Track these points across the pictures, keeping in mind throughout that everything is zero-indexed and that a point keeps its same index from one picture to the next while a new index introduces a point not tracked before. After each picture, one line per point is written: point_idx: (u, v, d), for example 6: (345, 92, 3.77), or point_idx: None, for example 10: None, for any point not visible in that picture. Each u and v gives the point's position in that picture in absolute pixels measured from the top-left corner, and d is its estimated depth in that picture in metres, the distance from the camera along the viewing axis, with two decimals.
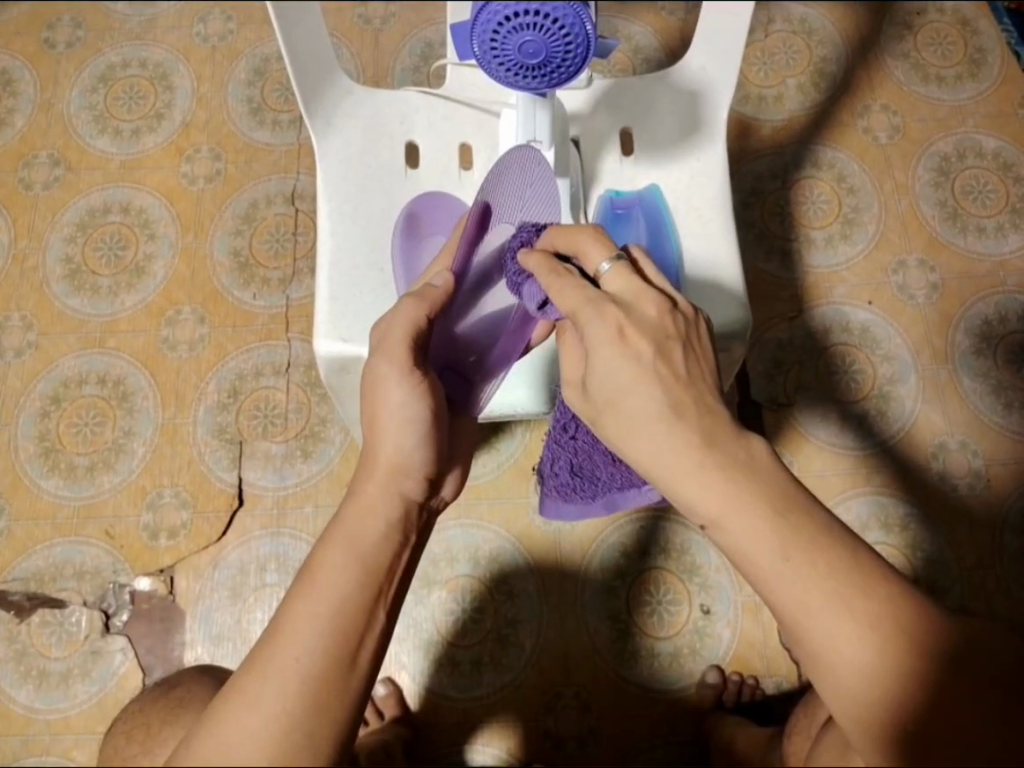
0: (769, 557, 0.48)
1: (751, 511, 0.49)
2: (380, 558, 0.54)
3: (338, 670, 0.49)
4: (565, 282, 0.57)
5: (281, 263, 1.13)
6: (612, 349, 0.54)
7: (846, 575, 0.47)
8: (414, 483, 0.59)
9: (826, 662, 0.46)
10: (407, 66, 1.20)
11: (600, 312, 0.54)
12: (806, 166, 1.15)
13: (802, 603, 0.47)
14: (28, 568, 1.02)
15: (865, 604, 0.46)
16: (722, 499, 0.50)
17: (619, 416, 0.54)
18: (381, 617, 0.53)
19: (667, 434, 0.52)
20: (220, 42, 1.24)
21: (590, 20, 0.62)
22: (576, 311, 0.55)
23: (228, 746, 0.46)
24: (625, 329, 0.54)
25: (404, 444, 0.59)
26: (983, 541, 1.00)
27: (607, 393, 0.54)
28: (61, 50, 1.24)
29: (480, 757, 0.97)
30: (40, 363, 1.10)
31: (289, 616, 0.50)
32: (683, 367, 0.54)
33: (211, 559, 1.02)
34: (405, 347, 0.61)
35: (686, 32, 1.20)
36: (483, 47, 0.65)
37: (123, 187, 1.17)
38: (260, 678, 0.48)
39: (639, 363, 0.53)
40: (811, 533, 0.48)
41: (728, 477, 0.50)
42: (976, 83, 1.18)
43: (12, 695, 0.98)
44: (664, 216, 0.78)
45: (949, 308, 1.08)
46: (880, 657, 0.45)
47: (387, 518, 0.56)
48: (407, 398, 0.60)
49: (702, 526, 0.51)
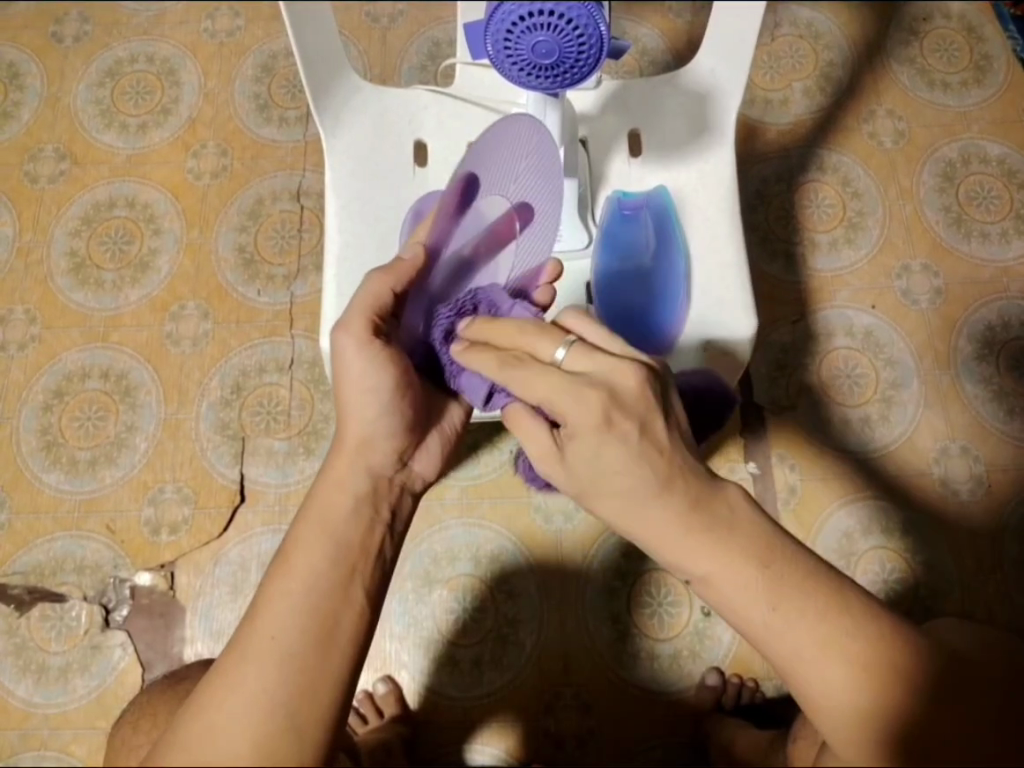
0: (760, 613, 0.49)
1: (742, 567, 0.50)
2: (351, 534, 0.55)
3: (319, 648, 0.50)
4: (527, 373, 0.54)
5: (286, 260, 1.13)
6: (596, 437, 0.51)
7: (834, 618, 0.48)
8: (383, 458, 0.60)
9: (814, 698, 0.48)
10: (414, 66, 1.20)
11: (580, 399, 0.51)
12: (811, 170, 1.15)
13: (792, 650, 0.49)
14: (28, 561, 1.02)
15: (854, 644, 0.48)
16: (710, 561, 0.50)
17: (607, 501, 0.53)
18: (359, 594, 0.53)
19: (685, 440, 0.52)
20: (228, 39, 1.24)
21: (604, 21, 0.63)
22: (550, 399, 0.53)
23: (209, 730, 0.47)
24: (610, 414, 0.51)
25: (370, 417, 0.60)
26: (983, 546, 1.00)
27: (584, 479, 0.53)
28: (68, 45, 1.24)
29: (479, 756, 0.96)
30: (43, 356, 1.10)
31: (267, 598, 0.51)
32: (666, 440, 0.52)
33: (211, 555, 1.02)
34: (365, 320, 0.61)
35: (694, 34, 1.21)
36: (497, 46, 0.65)
37: (128, 182, 1.17)
38: (241, 659, 0.49)
39: (625, 446, 0.51)
40: (799, 575, 0.50)
41: (716, 536, 0.50)
42: (981, 89, 1.18)
43: (11, 688, 0.98)
44: (672, 219, 0.80)
45: (952, 314, 1.09)
46: (863, 691, 0.47)
47: (355, 492, 0.57)
48: (369, 369, 0.60)
49: (690, 581, 0.52)
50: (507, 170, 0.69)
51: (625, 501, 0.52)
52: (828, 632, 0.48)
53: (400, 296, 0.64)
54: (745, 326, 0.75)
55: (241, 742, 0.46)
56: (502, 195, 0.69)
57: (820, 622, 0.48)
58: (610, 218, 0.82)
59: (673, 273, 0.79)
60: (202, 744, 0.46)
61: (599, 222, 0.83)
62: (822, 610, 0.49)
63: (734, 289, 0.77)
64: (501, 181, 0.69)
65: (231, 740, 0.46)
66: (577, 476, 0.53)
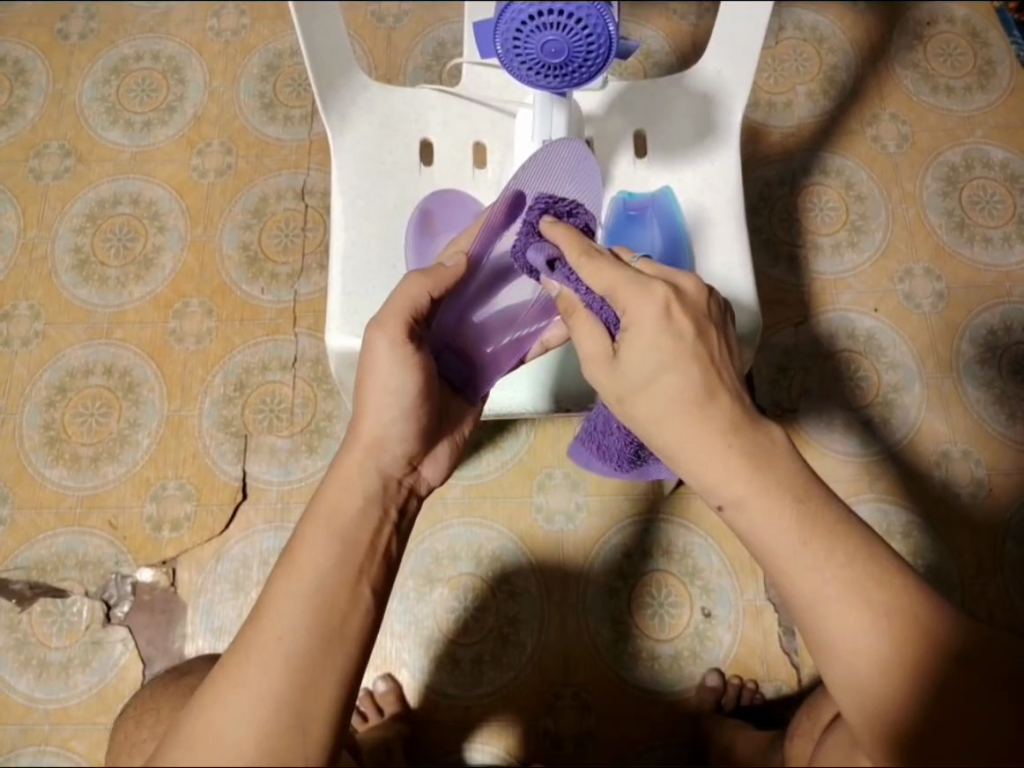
0: (791, 543, 0.49)
1: (774, 495, 0.50)
2: (359, 533, 0.56)
3: (325, 646, 0.50)
4: (603, 262, 0.57)
5: (289, 258, 1.13)
6: (655, 328, 0.54)
7: (863, 563, 0.48)
8: (392, 459, 0.61)
9: (834, 643, 0.47)
10: (419, 65, 1.20)
11: (643, 293, 0.55)
12: (815, 172, 1.16)
13: (815, 589, 0.48)
14: (31, 556, 1.02)
15: (879, 593, 0.47)
16: (746, 483, 0.51)
17: (646, 402, 0.54)
18: (366, 592, 0.54)
19: (699, 429, 0.52)
20: (234, 37, 1.24)
21: (612, 20, 0.63)
22: (613, 291, 0.56)
23: (213, 727, 0.47)
24: (672, 305, 0.55)
25: (388, 419, 0.61)
26: (984, 549, 1.00)
27: (638, 377, 0.55)
28: (74, 41, 1.24)
29: (478, 755, 0.97)
30: (46, 352, 1.10)
31: (274, 594, 0.52)
32: (717, 351, 0.55)
33: (214, 552, 1.02)
34: (401, 322, 0.61)
35: (699, 37, 1.21)
36: (506, 46, 0.66)
37: (133, 179, 1.18)
38: (246, 654, 0.49)
39: (679, 342, 0.54)
40: (828, 520, 0.50)
41: (757, 455, 0.51)
42: (985, 93, 1.19)
43: (12, 683, 0.98)
44: (677, 217, 0.79)
45: (954, 318, 1.09)
46: (884, 639, 0.46)
47: (364, 492, 0.59)
48: (395, 374, 0.61)
49: (721, 508, 0.52)
50: (551, 189, 0.65)
51: (664, 409, 0.54)
52: (856, 580, 0.48)
53: (438, 299, 0.64)
54: (748, 326, 0.75)
55: (250, 740, 0.46)
56: None
57: (847, 563, 0.48)
58: (614, 218, 0.81)
59: None
60: (208, 738, 0.46)
61: (603, 223, 0.81)
62: (850, 554, 0.49)
63: (738, 288, 0.76)
64: (550, 197, 0.65)
65: (240, 736, 0.46)
66: (631, 376, 0.55)
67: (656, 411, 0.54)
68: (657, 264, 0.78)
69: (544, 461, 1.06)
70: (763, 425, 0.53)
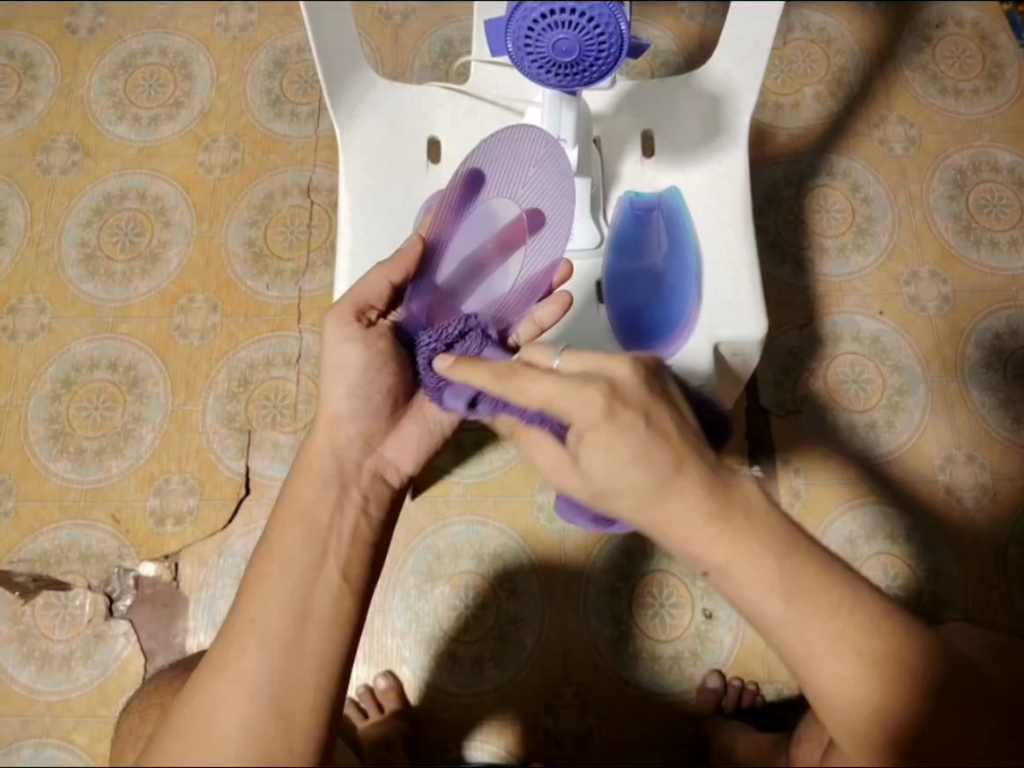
0: (776, 606, 0.49)
1: (759, 560, 0.49)
2: (320, 514, 0.60)
3: (297, 627, 0.53)
4: (524, 378, 0.56)
5: (295, 254, 1.13)
6: (606, 429, 0.52)
7: (850, 612, 0.49)
8: (350, 440, 0.66)
9: (823, 687, 0.49)
10: (426, 63, 1.20)
11: (581, 397, 0.53)
12: (821, 175, 1.15)
13: (813, 645, 0.48)
14: (34, 549, 1.03)
15: (869, 641, 0.48)
16: (729, 551, 0.49)
17: (618, 502, 0.52)
18: (334, 574, 0.57)
19: (672, 502, 0.50)
20: (241, 33, 1.24)
21: (624, 20, 0.64)
22: (553, 401, 0.54)
23: (197, 713, 0.50)
24: (614, 406, 0.52)
25: (339, 399, 0.66)
26: (987, 553, 1.00)
27: (600, 481, 0.52)
28: (83, 36, 1.25)
29: (476, 753, 0.97)
30: (52, 346, 1.11)
31: (252, 579, 0.56)
32: (674, 428, 0.52)
33: (215, 547, 1.02)
34: (350, 307, 0.66)
35: (706, 37, 1.21)
36: (517, 45, 0.66)
37: (141, 175, 1.18)
38: (226, 643, 0.53)
39: (633, 436, 0.51)
40: (812, 571, 0.49)
41: (735, 524, 0.49)
42: (994, 97, 1.18)
43: (14, 675, 0.98)
44: (685, 219, 0.80)
45: (960, 322, 1.09)
46: (873, 687, 0.48)
47: (322, 474, 0.62)
48: (343, 351, 0.65)
49: (706, 573, 0.51)
50: (515, 175, 0.71)
51: (639, 502, 0.51)
52: (843, 628, 0.48)
53: (400, 286, 0.67)
54: (753, 328, 0.76)
55: (230, 727, 0.49)
56: (513, 200, 0.71)
57: (836, 616, 0.48)
58: (622, 218, 0.82)
59: (684, 274, 0.79)
60: (194, 723, 0.50)
61: (612, 224, 0.82)
62: (835, 606, 0.49)
63: (744, 288, 0.77)
64: (511, 180, 0.71)
65: (220, 723, 0.49)
66: (592, 479, 0.52)
67: (630, 510, 0.52)
68: (665, 267, 0.80)
69: None
70: (732, 480, 0.51)
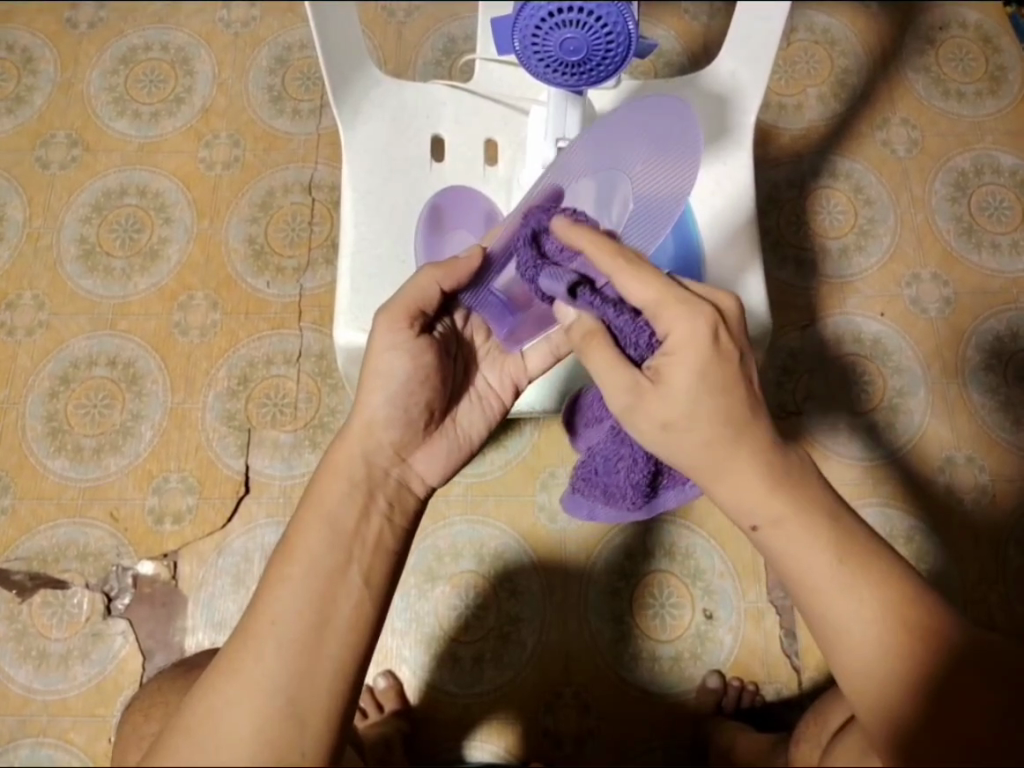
0: (825, 568, 0.54)
1: (814, 523, 0.54)
2: (347, 518, 0.58)
3: (315, 628, 0.53)
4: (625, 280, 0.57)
5: (297, 252, 1.13)
6: (705, 345, 0.54)
7: (894, 592, 0.53)
8: (382, 448, 0.64)
9: (856, 654, 0.52)
10: (429, 61, 1.20)
11: (687, 312, 0.55)
12: (824, 176, 1.15)
13: (849, 605, 0.53)
14: (32, 547, 1.02)
15: (913, 615, 0.52)
16: (787, 507, 0.54)
17: (697, 430, 0.54)
18: (356, 578, 0.56)
19: (746, 447, 0.55)
20: (243, 29, 1.23)
21: (632, 19, 0.63)
22: (657, 304, 0.55)
23: (210, 714, 0.49)
24: (718, 328, 0.55)
25: (377, 406, 0.63)
26: (986, 554, 1.00)
27: (689, 399, 0.54)
28: (82, 31, 1.24)
29: (477, 753, 0.97)
30: (50, 343, 1.10)
31: (271, 581, 0.55)
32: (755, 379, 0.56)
33: (215, 545, 1.02)
34: (405, 310, 0.63)
35: (709, 38, 1.20)
36: (524, 43, 0.66)
37: (141, 171, 1.17)
38: (242, 644, 0.52)
39: (729, 364, 0.55)
40: (865, 549, 0.54)
41: (800, 490, 0.55)
42: (996, 99, 1.19)
43: (11, 674, 0.98)
44: (688, 222, 0.79)
45: (961, 324, 1.09)
46: (903, 659, 0.51)
47: (350, 478, 0.61)
48: (389, 357, 0.63)
49: (756, 530, 0.56)
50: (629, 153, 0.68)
51: (712, 441, 0.54)
52: (886, 601, 0.52)
53: (448, 292, 0.66)
54: (756, 330, 0.76)
55: (245, 727, 0.49)
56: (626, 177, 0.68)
57: (881, 588, 0.53)
58: None
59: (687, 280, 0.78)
60: (208, 723, 0.49)
61: None
62: (878, 581, 0.53)
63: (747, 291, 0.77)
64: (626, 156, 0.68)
65: (235, 724, 0.49)
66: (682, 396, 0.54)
67: (695, 454, 0.54)
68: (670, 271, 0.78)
69: (547, 461, 1.06)
70: (791, 451, 0.56)
